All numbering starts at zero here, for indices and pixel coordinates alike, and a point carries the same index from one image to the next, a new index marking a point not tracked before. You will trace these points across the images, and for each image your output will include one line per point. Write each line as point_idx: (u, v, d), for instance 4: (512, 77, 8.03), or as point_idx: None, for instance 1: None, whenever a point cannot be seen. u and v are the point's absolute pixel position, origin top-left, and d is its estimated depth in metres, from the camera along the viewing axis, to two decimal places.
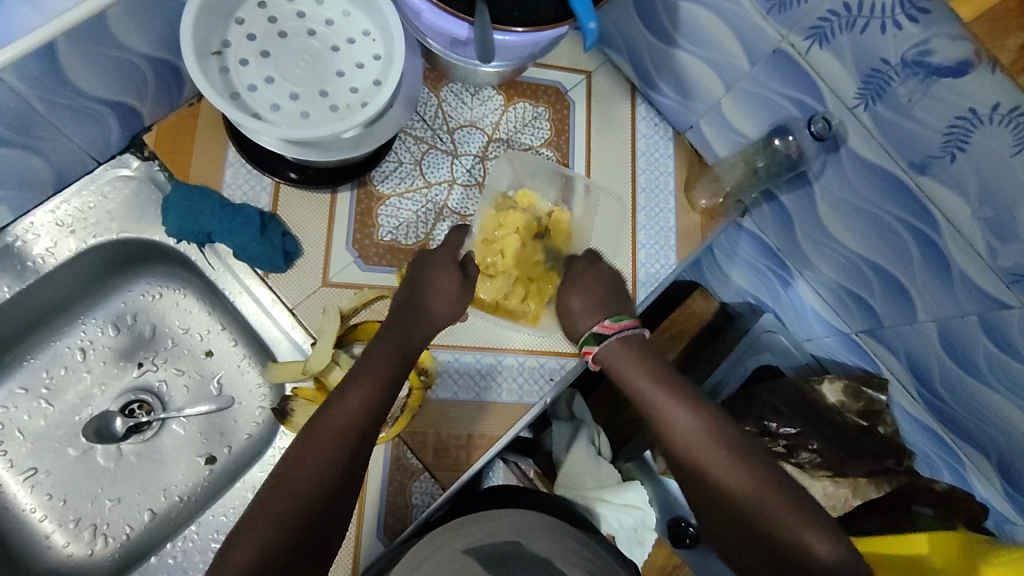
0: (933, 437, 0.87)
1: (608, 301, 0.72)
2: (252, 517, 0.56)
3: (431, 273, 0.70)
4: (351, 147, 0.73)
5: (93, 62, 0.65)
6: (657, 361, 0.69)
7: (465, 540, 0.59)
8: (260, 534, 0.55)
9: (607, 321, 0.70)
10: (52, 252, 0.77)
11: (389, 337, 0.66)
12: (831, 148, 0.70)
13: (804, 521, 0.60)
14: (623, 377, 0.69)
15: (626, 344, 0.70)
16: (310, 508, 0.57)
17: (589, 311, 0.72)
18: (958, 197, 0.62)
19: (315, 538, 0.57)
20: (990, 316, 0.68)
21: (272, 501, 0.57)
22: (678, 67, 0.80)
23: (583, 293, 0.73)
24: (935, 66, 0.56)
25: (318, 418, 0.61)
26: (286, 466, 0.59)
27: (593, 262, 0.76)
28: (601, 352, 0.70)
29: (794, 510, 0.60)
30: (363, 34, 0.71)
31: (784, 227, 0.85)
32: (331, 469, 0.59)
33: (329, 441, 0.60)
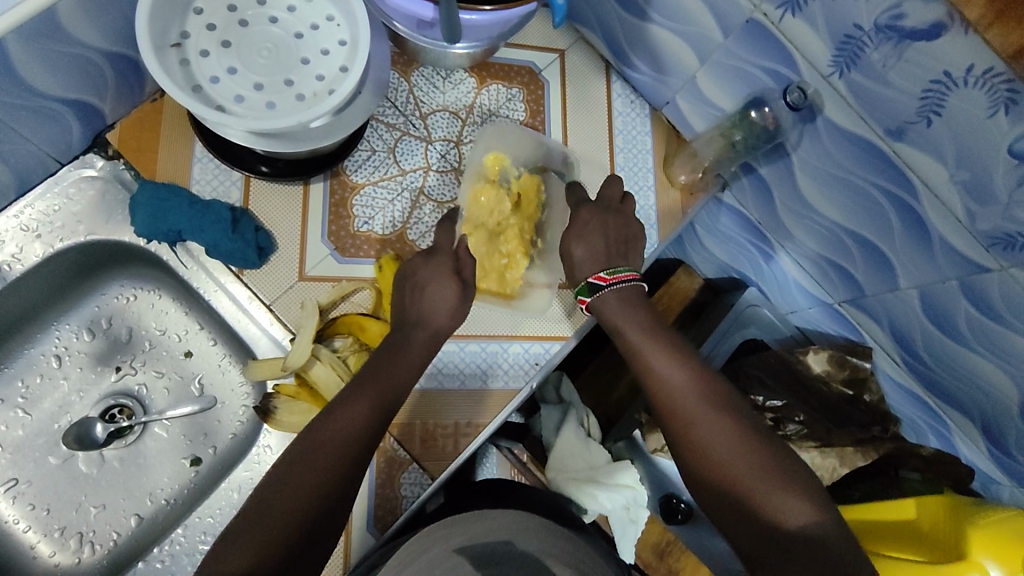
0: (918, 403, 0.87)
1: (609, 252, 0.72)
2: (250, 520, 0.55)
3: (431, 286, 0.70)
4: (320, 138, 0.71)
5: (46, 59, 0.62)
6: (653, 320, 0.70)
7: (459, 537, 0.58)
8: (260, 540, 0.53)
9: (603, 273, 0.71)
10: (18, 257, 0.74)
11: (395, 352, 0.68)
12: (808, 118, 0.69)
13: (781, 481, 0.60)
14: (617, 328, 0.70)
15: (622, 298, 0.70)
16: (312, 515, 0.56)
17: (590, 263, 0.72)
18: (937, 162, 0.62)
19: (313, 546, 0.56)
20: (970, 280, 0.68)
21: (272, 506, 0.56)
22: (650, 41, 0.79)
23: (586, 243, 0.72)
24: (907, 30, 0.55)
25: (321, 423, 0.61)
26: (286, 470, 0.58)
27: (601, 211, 0.74)
28: (596, 303, 0.71)
29: (766, 475, 0.60)
30: (327, 19, 0.69)
31: (764, 200, 0.85)
32: (334, 475, 0.59)
33: (333, 446, 0.60)
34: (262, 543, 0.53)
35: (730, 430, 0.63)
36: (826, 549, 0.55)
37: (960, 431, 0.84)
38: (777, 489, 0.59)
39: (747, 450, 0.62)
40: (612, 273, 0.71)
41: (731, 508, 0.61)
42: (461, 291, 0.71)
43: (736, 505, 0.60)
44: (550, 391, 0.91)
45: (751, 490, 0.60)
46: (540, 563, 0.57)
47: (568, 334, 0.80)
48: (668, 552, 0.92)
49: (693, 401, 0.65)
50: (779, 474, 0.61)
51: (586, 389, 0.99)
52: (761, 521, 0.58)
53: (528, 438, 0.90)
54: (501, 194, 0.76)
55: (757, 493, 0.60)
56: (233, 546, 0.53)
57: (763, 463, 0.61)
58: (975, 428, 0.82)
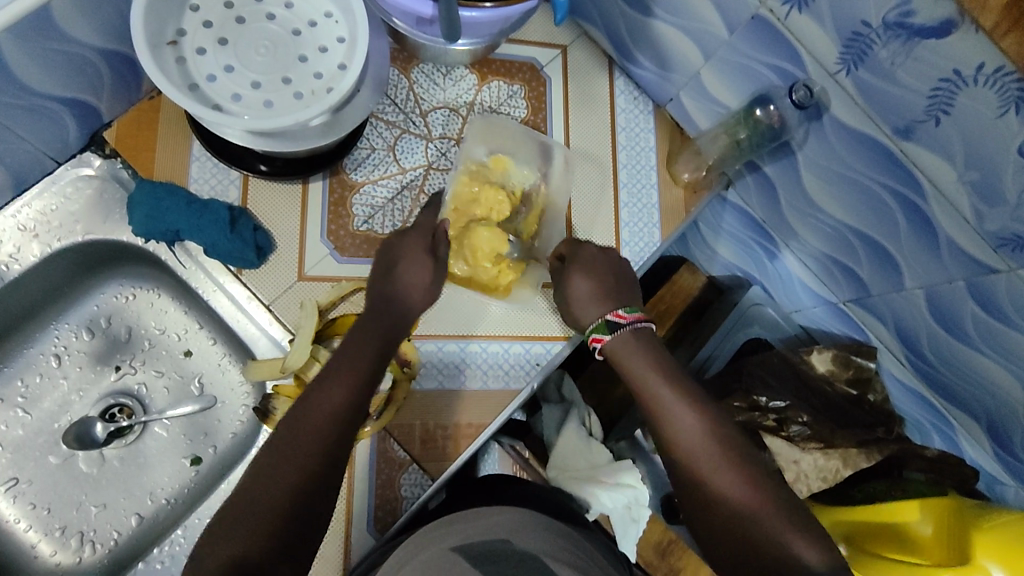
0: (922, 402, 0.86)
1: (618, 291, 0.72)
2: (238, 506, 0.55)
3: (404, 260, 0.69)
4: (319, 136, 0.70)
5: (40, 57, 0.61)
6: (665, 360, 0.69)
7: (455, 538, 0.58)
8: (249, 526, 0.53)
9: (621, 310, 0.70)
10: (15, 257, 0.74)
11: (372, 326, 0.66)
12: (814, 116, 0.68)
13: (792, 525, 0.60)
14: (632, 372, 0.69)
15: (636, 338, 0.70)
16: (301, 494, 0.56)
17: (595, 299, 0.71)
18: (944, 162, 0.61)
19: (306, 524, 0.56)
20: (977, 281, 0.67)
21: (258, 492, 0.55)
22: (654, 38, 0.77)
23: (592, 278, 0.72)
24: (917, 27, 0.54)
25: (304, 403, 0.61)
26: (272, 453, 0.58)
27: (604, 249, 0.75)
28: (612, 342, 0.70)
29: (779, 519, 0.60)
30: (326, 16, 0.68)
31: (769, 199, 0.83)
32: (318, 453, 0.58)
33: (316, 425, 0.59)
34: (249, 529, 0.53)
35: (740, 475, 0.63)
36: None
37: (966, 431, 0.84)
38: (787, 537, 0.59)
39: (758, 496, 0.62)
40: (630, 310, 0.71)
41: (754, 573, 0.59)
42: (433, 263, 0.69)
43: (754, 569, 0.59)
44: (551, 389, 0.91)
45: (763, 538, 0.59)
46: (542, 561, 0.55)
47: (570, 335, 0.79)
48: (669, 551, 0.93)
49: (707, 445, 0.64)
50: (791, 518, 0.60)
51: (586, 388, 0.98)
52: None
53: (530, 437, 0.89)
54: (502, 195, 0.75)
55: (770, 540, 0.59)
56: (221, 534, 0.53)
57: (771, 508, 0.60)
58: (980, 429, 0.81)
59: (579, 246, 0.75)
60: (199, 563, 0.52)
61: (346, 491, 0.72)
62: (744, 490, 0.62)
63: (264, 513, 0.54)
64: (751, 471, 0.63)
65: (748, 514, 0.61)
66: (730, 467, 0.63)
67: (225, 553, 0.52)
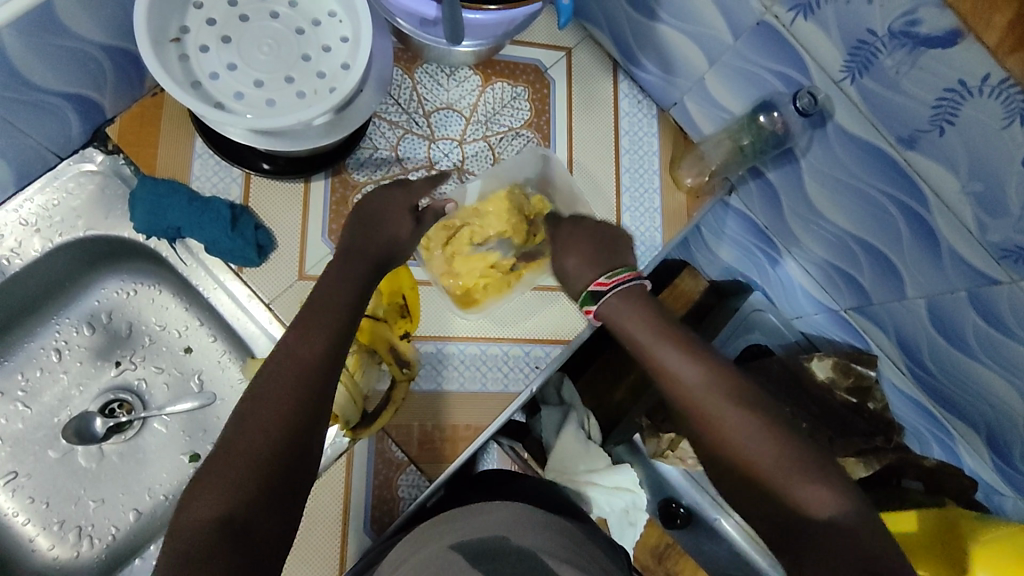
0: (922, 411, 0.85)
1: (603, 257, 0.69)
2: (218, 460, 0.53)
3: (383, 214, 0.70)
4: (322, 135, 0.70)
5: (44, 53, 0.61)
6: (661, 313, 0.64)
7: (452, 537, 0.58)
8: (231, 479, 0.52)
9: (602, 278, 0.66)
10: (16, 252, 0.74)
11: (348, 277, 0.65)
12: (818, 123, 0.68)
13: (811, 476, 0.57)
14: (626, 335, 0.64)
15: (627, 298, 0.65)
16: (283, 445, 0.55)
17: (583, 269, 0.69)
18: (948, 172, 0.60)
19: (293, 476, 0.55)
20: (979, 292, 0.67)
21: (238, 446, 0.54)
22: (659, 41, 0.77)
23: (576, 252, 0.70)
24: (922, 37, 0.53)
25: (279, 356, 0.59)
26: (249, 406, 0.56)
27: (578, 222, 0.74)
28: (601, 311, 0.66)
29: (791, 463, 0.58)
30: (329, 15, 0.68)
31: (772, 205, 0.83)
32: (298, 403, 0.56)
33: (293, 375, 0.58)
34: (232, 483, 0.52)
35: (752, 428, 0.59)
36: (865, 546, 0.53)
37: (966, 441, 0.83)
38: (804, 490, 0.56)
39: (774, 448, 0.58)
40: (612, 275, 0.66)
41: (775, 524, 0.57)
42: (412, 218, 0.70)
43: (773, 512, 0.57)
44: (551, 392, 0.86)
45: (777, 487, 0.57)
46: (539, 559, 0.55)
47: (570, 338, 0.80)
48: (667, 557, 0.89)
49: (712, 395, 0.60)
50: (802, 460, 0.58)
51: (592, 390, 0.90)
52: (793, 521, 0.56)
53: (529, 438, 0.87)
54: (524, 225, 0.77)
55: (784, 485, 0.57)
56: (201, 491, 0.52)
57: (783, 453, 0.58)
58: (980, 439, 0.81)
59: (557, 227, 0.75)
60: (182, 521, 0.51)
61: (344, 491, 0.73)
62: (757, 443, 0.58)
63: (245, 465, 0.53)
64: (764, 421, 0.59)
65: (764, 466, 0.58)
66: (741, 419, 0.59)
67: (208, 512, 0.50)
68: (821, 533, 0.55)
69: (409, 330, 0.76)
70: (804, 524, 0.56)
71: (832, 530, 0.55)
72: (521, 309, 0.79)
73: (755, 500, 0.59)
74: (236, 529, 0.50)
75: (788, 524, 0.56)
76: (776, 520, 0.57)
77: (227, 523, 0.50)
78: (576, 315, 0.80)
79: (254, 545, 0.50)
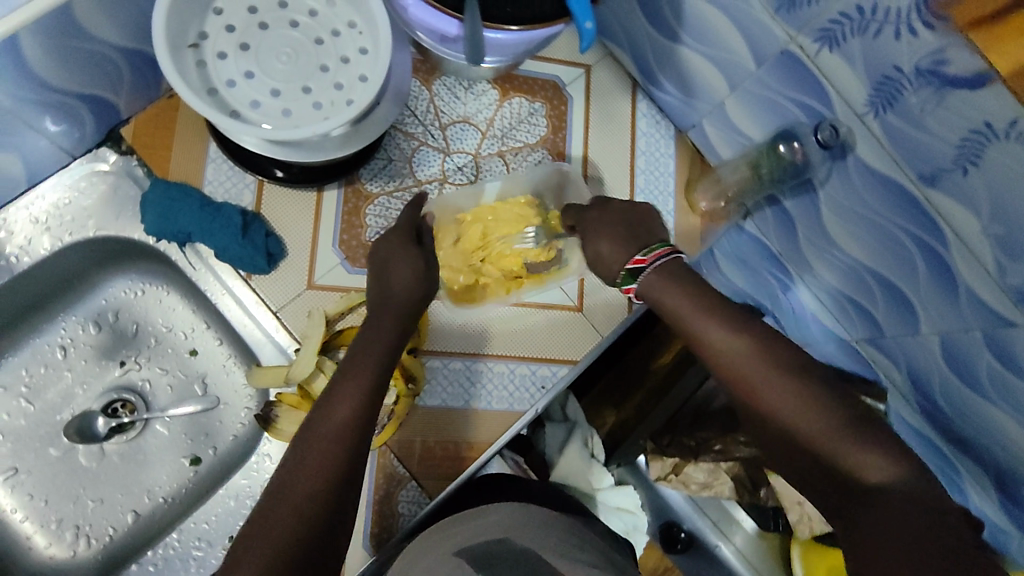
0: (930, 447, 0.83)
1: (636, 234, 0.64)
2: (265, 508, 0.50)
3: (393, 260, 0.66)
4: (337, 147, 0.69)
5: (61, 55, 0.61)
6: (697, 283, 0.59)
7: (458, 540, 0.58)
8: (281, 529, 0.49)
9: (640, 254, 0.61)
10: (26, 249, 0.74)
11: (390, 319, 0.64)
12: (838, 155, 0.67)
13: (856, 434, 0.51)
14: (669, 310, 0.59)
15: (664, 276, 0.60)
16: (335, 489, 0.52)
17: (619, 249, 0.63)
18: (969, 212, 0.59)
19: (340, 523, 0.52)
20: (994, 333, 0.65)
21: (286, 489, 0.51)
22: (680, 63, 0.77)
23: (609, 236, 0.64)
24: (949, 77, 0.53)
25: (325, 400, 0.57)
26: (298, 452, 0.53)
27: (604, 204, 0.69)
28: (641, 289, 0.61)
29: (836, 428, 0.51)
30: (349, 26, 0.68)
31: (788, 233, 0.82)
32: (348, 449, 0.54)
33: (341, 423, 0.55)
34: (286, 529, 0.49)
35: (796, 389, 0.53)
36: (926, 501, 0.47)
37: (973, 479, 0.80)
38: (853, 447, 0.50)
39: (817, 410, 0.52)
40: (648, 252, 0.62)
41: (829, 486, 0.51)
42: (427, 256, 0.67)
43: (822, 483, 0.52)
44: (555, 407, 0.82)
45: (826, 456, 0.51)
46: (539, 558, 0.54)
47: (578, 359, 0.81)
48: None
49: (755, 364, 0.55)
50: (851, 426, 0.51)
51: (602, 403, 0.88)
52: (843, 496, 0.50)
53: (531, 453, 0.81)
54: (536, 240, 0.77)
55: (832, 452, 0.51)
56: (250, 540, 0.48)
57: (828, 418, 0.52)
58: (989, 481, 0.78)
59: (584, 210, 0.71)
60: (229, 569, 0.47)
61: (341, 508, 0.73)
62: (802, 407, 0.53)
63: (283, 526, 0.49)
64: (809, 384, 0.53)
65: (812, 429, 0.52)
66: (784, 382, 0.54)
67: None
68: (876, 495, 0.48)
69: (417, 345, 0.77)
70: (859, 486, 0.49)
71: (889, 490, 0.48)
72: (527, 328, 0.81)
73: (804, 466, 0.53)
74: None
75: (841, 486, 0.50)
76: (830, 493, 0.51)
77: None
78: (585, 337, 0.82)
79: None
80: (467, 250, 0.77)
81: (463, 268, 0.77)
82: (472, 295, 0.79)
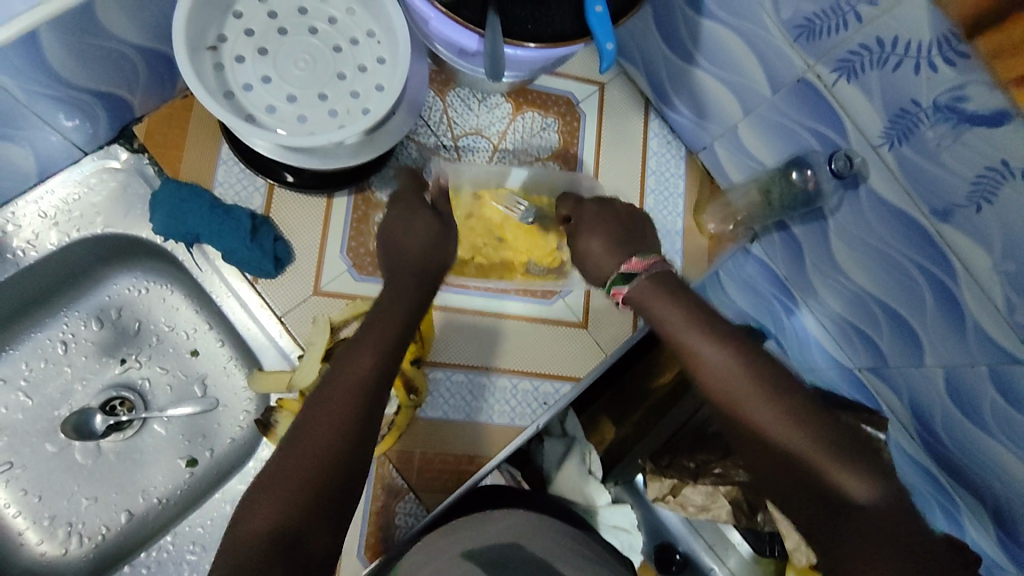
0: (930, 479, 0.79)
1: (630, 238, 0.66)
2: (273, 473, 0.54)
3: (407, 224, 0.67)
4: (350, 155, 0.70)
5: (80, 52, 0.61)
6: (689, 297, 0.61)
7: (465, 542, 0.61)
8: (284, 496, 0.53)
9: (635, 257, 0.63)
10: (33, 244, 0.74)
11: (401, 293, 0.65)
12: (851, 185, 0.67)
13: (841, 459, 0.55)
14: (656, 319, 0.61)
15: (658, 284, 0.61)
16: (332, 468, 0.54)
17: (612, 250, 0.65)
18: (982, 249, 0.59)
19: (343, 491, 0.55)
20: (1000, 369, 0.63)
21: (303, 440, 0.55)
22: (695, 85, 0.78)
23: (603, 232, 0.66)
24: (968, 113, 0.53)
25: (333, 374, 0.60)
26: (304, 422, 0.57)
27: (603, 203, 0.71)
28: (631, 294, 0.62)
29: (818, 447, 0.55)
30: (368, 35, 0.68)
31: (795, 258, 0.81)
32: (350, 422, 0.57)
33: (344, 396, 0.58)
34: (285, 497, 0.53)
35: (787, 414, 0.57)
36: (905, 532, 0.51)
37: (971, 512, 0.76)
38: (840, 472, 0.54)
39: (800, 428, 0.56)
40: (645, 255, 0.63)
41: (811, 504, 0.55)
42: (443, 232, 0.68)
43: (803, 497, 0.56)
44: (554, 422, 0.80)
45: (809, 475, 0.55)
46: (550, 563, 0.58)
47: (580, 376, 0.81)
48: None
49: (741, 380, 0.58)
50: (832, 447, 0.55)
51: (603, 416, 0.86)
52: (825, 512, 0.54)
53: (528, 467, 0.80)
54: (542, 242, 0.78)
55: (815, 472, 0.55)
56: (258, 500, 0.53)
57: (813, 440, 0.56)
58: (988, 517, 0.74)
59: (581, 207, 0.71)
60: (239, 529, 0.52)
61: None
62: (791, 430, 0.56)
63: (298, 475, 0.54)
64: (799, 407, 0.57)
65: (802, 453, 0.56)
66: (776, 403, 0.57)
67: (262, 523, 0.52)
68: (857, 519, 0.52)
69: (421, 356, 0.77)
70: (841, 508, 0.54)
71: (871, 515, 0.52)
72: (531, 343, 0.81)
73: (790, 484, 0.56)
74: (289, 545, 0.51)
75: (825, 507, 0.54)
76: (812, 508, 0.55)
77: (285, 529, 0.51)
78: (589, 352, 0.82)
79: (305, 557, 0.51)
80: (472, 231, 0.79)
81: (465, 242, 0.79)
82: (462, 269, 0.79)
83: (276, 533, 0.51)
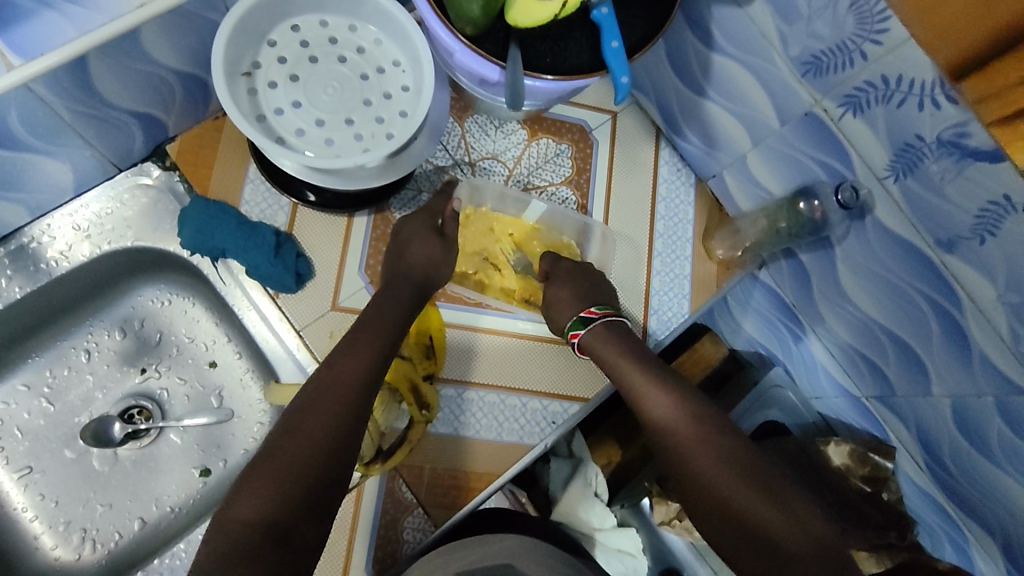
0: (937, 509, 0.79)
1: (591, 292, 0.76)
2: (260, 467, 0.56)
3: (413, 242, 0.72)
4: (372, 177, 0.73)
5: (123, 74, 0.64)
6: (641, 351, 0.71)
7: (459, 563, 0.65)
8: (273, 489, 0.54)
9: (592, 308, 0.74)
10: (65, 255, 0.77)
11: (391, 304, 0.69)
12: (856, 216, 0.68)
13: (781, 503, 0.60)
14: (608, 363, 0.72)
15: (610, 331, 0.73)
16: (321, 461, 0.57)
17: (574, 302, 0.75)
18: (986, 280, 0.60)
19: (329, 488, 0.57)
20: (1007, 401, 0.64)
21: (294, 435, 0.58)
22: (705, 116, 0.81)
23: (569, 284, 0.76)
24: (971, 149, 0.55)
25: (319, 381, 0.62)
26: (291, 421, 0.59)
27: (579, 263, 0.79)
28: (587, 338, 0.73)
29: (761, 494, 0.61)
30: (393, 64, 0.71)
31: (802, 285, 0.81)
32: (337, 421, 0.60)
33: (334, 398, 0.61)
34: (275, 490, 0.54)
35: (722, 458, 0.64)
36: (842, 562, 0.56)
37: (979, 543, 0.76)
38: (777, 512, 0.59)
39: (743, 472, 0.62)
40: (600, 308, 0.74)
41: (753, 547, 0.59)
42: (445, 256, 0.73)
43: (752, 539, 0.59)
44: (560, 442, 0.82)
45: (757, 519, 0.59)
46: None
47: (590, 397, 0.81)
48: None
49: (692, 425, 0.66)
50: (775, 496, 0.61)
51: (609, 438, 0.84)
52: (777, 551, 0.57)
53: (535, 488, 0.82)
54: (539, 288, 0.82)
55: (764, 517, 0.59)
56: (245, 491, 0.54)
57: (757, 489, 0.61)
58: (997, 549, 0.74)
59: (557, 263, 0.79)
60: (225, 519, 0.53)
61: (349, 532, 0.74)
62: (728, 470, 0.63)
63: (289, 466, 0.56)
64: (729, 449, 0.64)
65: (734, 490, 0.61)
66: (715, 447, 0.64)
67: (253, 512, 0.53)
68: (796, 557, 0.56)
69: (433, 372, 0.78)
70: (779, 546, 0.57)
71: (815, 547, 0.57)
72: (541, 362, 0.81)
73: (730, 529, 0.61)
74: (276, 537, 0.52)
75: (762, 546, 0.58)
76: (760, 551, 0.58)
77: (275, 517, 0.53)
78: (598, 373, 0.82)
79: (292, 550, 0.52)
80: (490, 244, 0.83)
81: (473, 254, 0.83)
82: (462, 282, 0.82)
83: (265, 522, 0.52)
